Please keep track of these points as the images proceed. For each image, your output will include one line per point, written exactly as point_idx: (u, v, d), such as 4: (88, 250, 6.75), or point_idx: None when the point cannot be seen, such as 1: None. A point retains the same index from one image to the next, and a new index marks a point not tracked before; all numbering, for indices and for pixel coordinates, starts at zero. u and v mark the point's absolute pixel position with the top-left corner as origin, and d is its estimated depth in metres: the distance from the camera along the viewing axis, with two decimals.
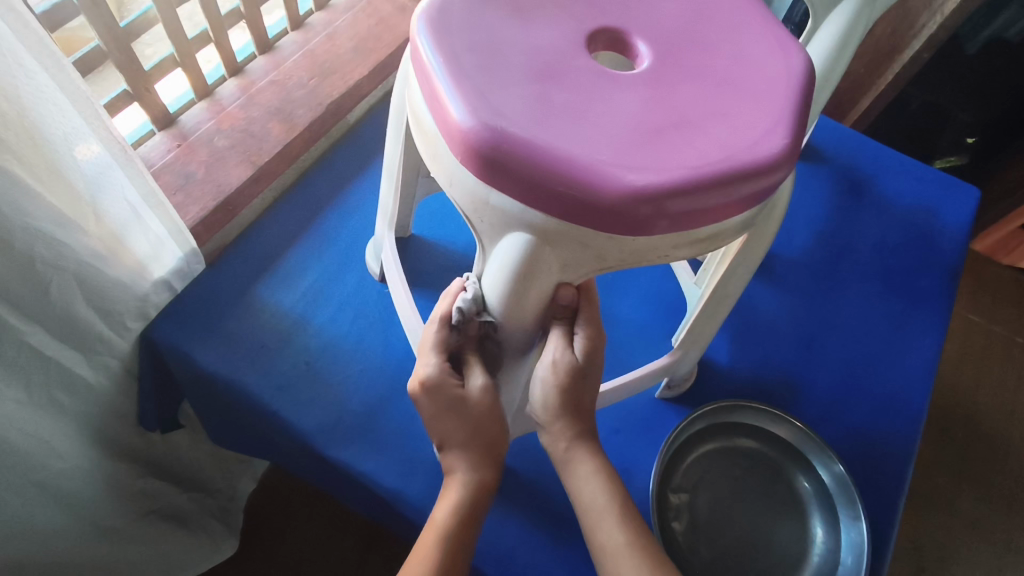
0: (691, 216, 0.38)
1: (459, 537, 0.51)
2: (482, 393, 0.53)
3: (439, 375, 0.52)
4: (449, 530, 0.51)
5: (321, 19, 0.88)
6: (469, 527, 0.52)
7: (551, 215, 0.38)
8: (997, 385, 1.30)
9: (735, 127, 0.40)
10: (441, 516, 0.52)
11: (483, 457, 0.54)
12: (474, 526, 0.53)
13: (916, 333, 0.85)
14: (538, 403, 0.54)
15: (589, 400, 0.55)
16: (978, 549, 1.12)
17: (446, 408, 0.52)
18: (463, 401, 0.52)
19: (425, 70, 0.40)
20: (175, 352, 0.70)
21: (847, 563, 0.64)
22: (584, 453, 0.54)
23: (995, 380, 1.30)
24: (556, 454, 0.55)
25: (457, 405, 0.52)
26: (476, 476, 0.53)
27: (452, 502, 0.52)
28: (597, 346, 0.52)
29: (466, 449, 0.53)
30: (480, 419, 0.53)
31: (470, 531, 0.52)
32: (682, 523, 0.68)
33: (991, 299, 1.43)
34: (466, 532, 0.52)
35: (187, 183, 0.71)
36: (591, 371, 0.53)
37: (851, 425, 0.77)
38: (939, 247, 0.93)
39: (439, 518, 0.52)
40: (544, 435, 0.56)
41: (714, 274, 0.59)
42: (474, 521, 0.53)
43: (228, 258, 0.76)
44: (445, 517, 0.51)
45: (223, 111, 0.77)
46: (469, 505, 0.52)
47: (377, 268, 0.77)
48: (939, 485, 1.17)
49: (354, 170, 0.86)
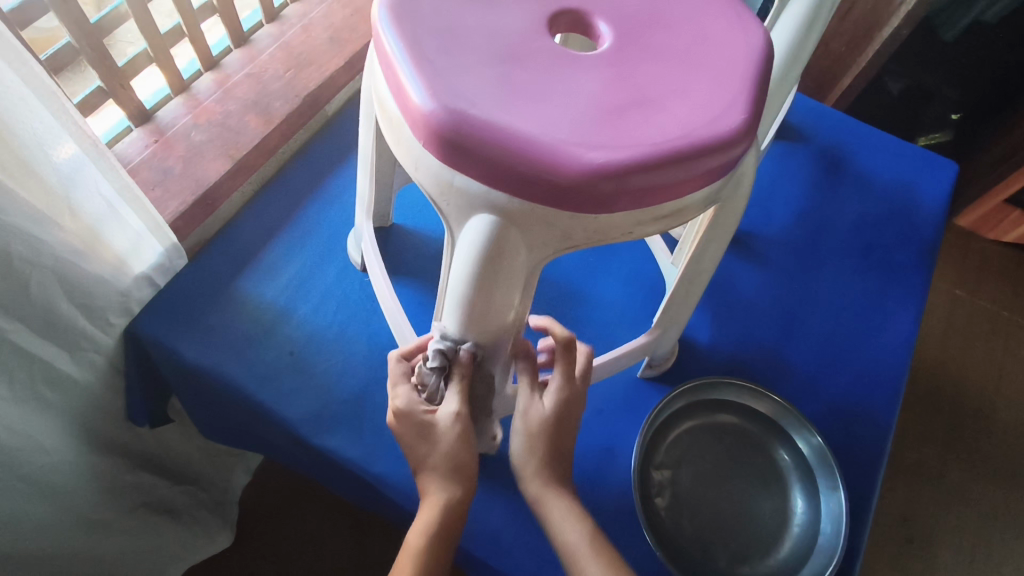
0: (653, 191, 0.39)
1: (432, 560, 0.52)
2: (450, 422, 0.52)
3: (409, 402, 0.53)
4: (424, 554, 0.51)
5: (297, 10, 0.88)
6: (443, 549, 0.52)
7: (514, 196, 0.39)
8: (982, 357, 1.31)
9: (695, 104, 0.40)
10: (414, 539, 0.52)
11: (450, 484, 0.54)
12: (448, 549, 0.53)
13: (895, 306, 0.86)
14: (516, 451, 0.56)
15: (566, 448, 0.57)
16: (964, 519, 1.14)
17: (415, 433, 0.53)
18: (430, 426, 0.53)
19: (387, 56, 0.41)
20: (160, 347, 0.70)
21: (827, 533, 0.65)
22: (557, 492, 0.55)
23: (980, 353, 1.32)
24: (529, 493, 0.55)
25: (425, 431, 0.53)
26: (443, 503, 0.53)
27: (423, 531, 0.52)
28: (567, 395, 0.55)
29: (433, 471, 0.54)
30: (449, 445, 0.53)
31: (444, 551, 0.53)
32: (665, 499, 0.69)
33: (976, 273, 1.44)
34: (439, 554, 0.52)
35: (165, 178, 0.71)
36: (567, 419, 0.56)
37: (831, 400, 0.78)
38: (917, 222, 0.94)
39: (412, 543, 0.52)
40: (525, 489, 0.56)
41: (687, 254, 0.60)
42: (448, 543, 0.53)
43: (209, 252, 0.76)
44: (417, 547, 0.51)
45: (199, 105, 0.77)
46: (439, 530, 0.52)
47: (358, 258, 0.77)
48: (926, 458, 1.19)
49: (333, 162, 0.86)
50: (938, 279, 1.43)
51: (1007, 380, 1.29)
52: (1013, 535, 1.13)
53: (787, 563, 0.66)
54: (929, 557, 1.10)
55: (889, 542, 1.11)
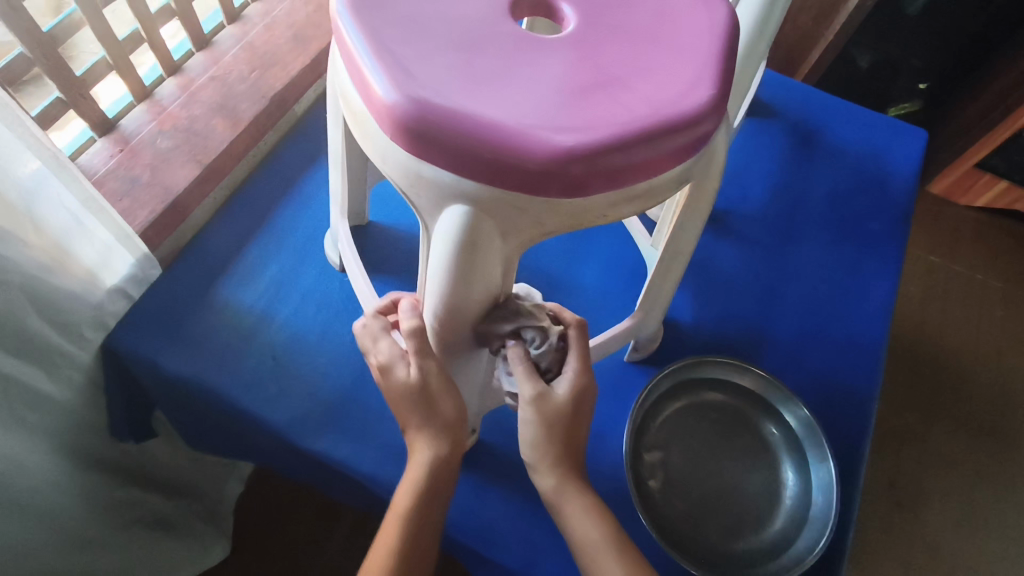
0: (624, 172, 0.39)
1: (423, 522, 0.53)
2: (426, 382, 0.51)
3: (389, 358, 0.52)
4: (410, 518, 0.53)
5: (258, 9, 0.86)
6: (432, 510, 0.54)
7: (484, 183, 0.38)
8: (961, 319, 1.34)
9: (661, 83, 0.40)
10: (402, 499, 0.53)
11: (433, 442, 0.53)
12: (437, 506, 0.55)
13: (871, 275, 0.87)
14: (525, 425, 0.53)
15: (579, 442, 0.56)
16: (950, 479, 1.16)
17: (396, 394, 0.52)
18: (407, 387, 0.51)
19: (348, 50, 0.40)
20: (140, 360, 0.69)
21: (819, 503, 0.66)
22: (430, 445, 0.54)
23: (959, 316, 1.34)
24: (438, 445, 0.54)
25: (403, 392, 0.51)
26: (428, 464, 0.53)
27: (410, 494, 0.53)
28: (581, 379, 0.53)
29: (416, 429, 0.53)
30: (436, 398, 0.52)
31: (434, 512, 0.54)
32: (658, 480, 0.69)
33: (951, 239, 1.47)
34: (429, 515, 0.54)
35: (133, 187, 0.70)
36: (581, 407, 0.54)
37: (813, 370, 0.79)
38: (888, 190, 0.95)
39: (400, 504, 0.53)
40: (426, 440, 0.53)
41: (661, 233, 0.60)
42: (437, 499, 0.54)
43: (183, 261, 0.75)
44: (405, 510, 0.53)
45: (164, 111, 0.76)
46: (427, 492, 0.53)
47: (335, 257, 0.76)
48: (910, 422, 1.21)
49: (305, 163, 0.85)
50: (914, 246, 1.45)
51: (985, 341, 1.31)
52: (998, 490, 1.16)
53: (782, 533, 0.67)
54: (918, 519, 1.12)
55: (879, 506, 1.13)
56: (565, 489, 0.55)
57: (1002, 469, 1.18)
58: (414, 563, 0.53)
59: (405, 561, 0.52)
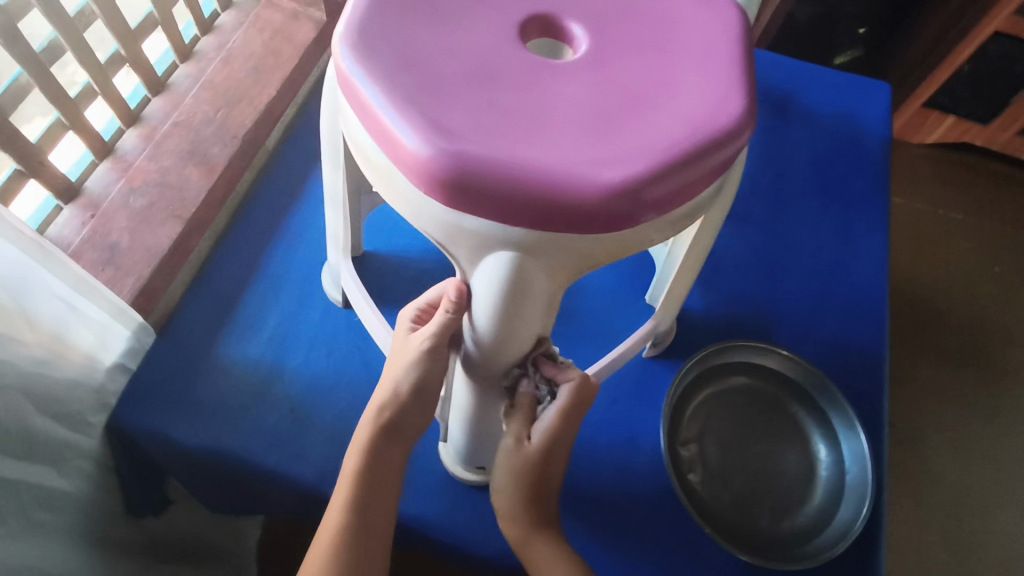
0: (671, 198, 0.37)
1: (373, 485, 0.53)
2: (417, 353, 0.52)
3: (408, 322, 0.54)
4: (356, 479, 0.53)
5: (210, 43, 0.81)
6: (384, 475, 0.53)
7: (530, 229, 0.37)
8: (951, 258, 1.30)
9: (692, 99, 0.39)
10: (354, 454, 0.54)
11: (388, 404, 0.53)
12: (393, 479, 0.54)
13: (865, 236, 0.88)
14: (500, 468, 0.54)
15: (551, 490, 0.55)
16: (967, 419, 1.14)
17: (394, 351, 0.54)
18: (403, 347, 0.53)
19: (362, 103, 0.37)
20: (153, 435, 0.66)
21: (856, 474, 0.67)
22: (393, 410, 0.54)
23: (949, 254, 1.31)
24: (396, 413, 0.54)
25: (398, 349, 0.54)
26: (376, 423, 0.54)
27: (361, 453, 0.53)
28: (557, 438, 0.52)
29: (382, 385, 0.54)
30: (409, 369, 0.52)
31: (385, 478, 0.53)
32: (698, 473, 0.70)
33: (929, 180, 1.42)
34: (379, 480, 0.53)
35: (114, 255, 0.66)
36: (550, 463, 0.53)
37: (825, 340, 0.80)
38: (866, 148, 0.96)
39: (351, 465, 0.53)
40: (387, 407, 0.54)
41: (677, 247, 0.62)
42: (390, 464, 0.54)
43: (179, 324, 0.71)
44: (354, 468, 0.53)
45: (131, 167, 0.71)
46: (376, 452, 0.53)
47: (340, 295, 0.73)
48: (923, 373, 1.16)
49: (287, 198, 0.80)
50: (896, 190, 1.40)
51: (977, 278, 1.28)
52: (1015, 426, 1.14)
53: (824, 508, 0.68)
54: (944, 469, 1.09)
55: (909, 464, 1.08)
56: (529, 534, 0.55)
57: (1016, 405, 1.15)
58: (366, 532, 0.52)
59: (352, 521, 0.51)
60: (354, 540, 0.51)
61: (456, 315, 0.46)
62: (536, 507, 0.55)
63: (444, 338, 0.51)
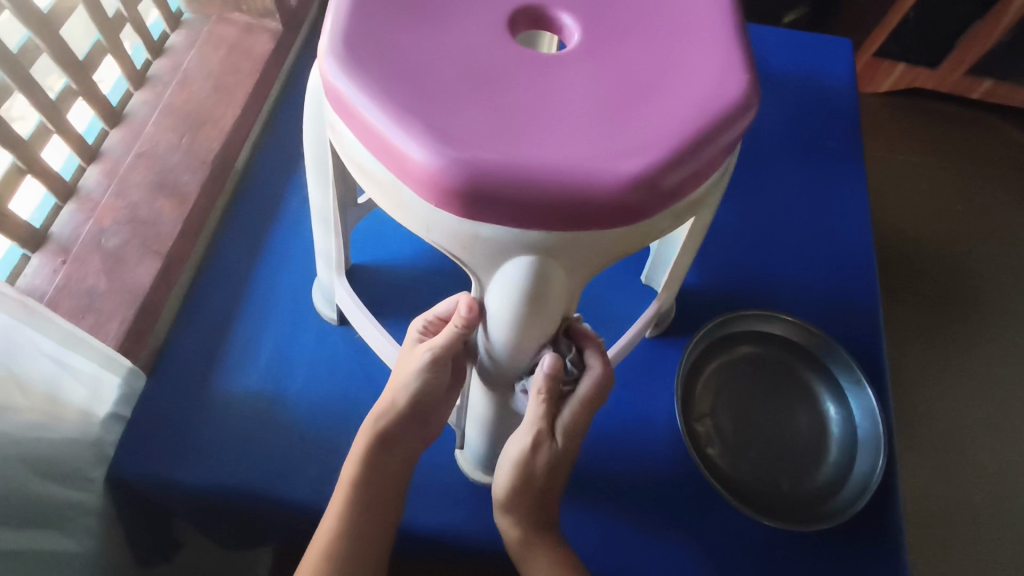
0: (687, 183, 0.37)
1: (370, 493, 0.52)
2: (423, 365, 0.50)
3: (416, 334, 0.52)
4: (355, 486, 0.52)
5: (163, 66, 0.77)
6: (381, 484, 0.53)
7: (550, 231, 0.36)
8: (932, 198, 1.27)
9: (694, 79, 0.38)
10: (350, 464, 0.53)
11: (387, 413, 0.53)
12: (393, 488, 0.53)
13: (846, 190, 0.89)
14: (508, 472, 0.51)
15: (556, 489, 0.53)
16: (980, 359, 1.08)
17: (401, 362, 0.53)
18: (409, 358, 0.52)
19: (359, 118, 0.36)
20: (157, 482, 0.63)
21: (869, 430, 0.68)
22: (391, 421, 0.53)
23: (930, 194, 1.28)
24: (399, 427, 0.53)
25: (405, 359, 0.52)
26: (373, 432, 0.53)
27: (357, 462, 0.52)
28: (580, 426, 0.51)
29: (384, 393, 0.53)
30: (410, 381, 0.51)
31: (384, 486, 0.53)
32: (716, 447, 0.69)
33: (895, 129, 1.39)
34: (378, 489, 0.52)
35: (93, 300, 0.62)
36: (558, 466, 0.52)
37: (822, 298, 0.80)
38: (836, 104, 0.97)
39: (348, 473, 0.53)
40: (387, 420, 0.53)
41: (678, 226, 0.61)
42: (389, 473, 0.53)
43: (170, 362, 0.68)
44: (351, 476, 0.52)
45: (98, 205, 0.67)
46: (374, 461, 0.53)
47: (334, 313, 0.71)
48: (929, 320, 1.11)
49: (264, 218, 0.77)
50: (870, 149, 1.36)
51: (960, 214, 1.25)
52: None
53: (841, 464, 0.68)
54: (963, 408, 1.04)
55: (927, 411, 1.03)
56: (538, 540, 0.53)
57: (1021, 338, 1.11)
58: (366, 542, 0.52)
59: (349, 531, 0.51)
60: (353, 549, 0.51)
61: (468, 329, 0.45)
62: (541, 510, 0.53)
63: (446, 354, 0.49)
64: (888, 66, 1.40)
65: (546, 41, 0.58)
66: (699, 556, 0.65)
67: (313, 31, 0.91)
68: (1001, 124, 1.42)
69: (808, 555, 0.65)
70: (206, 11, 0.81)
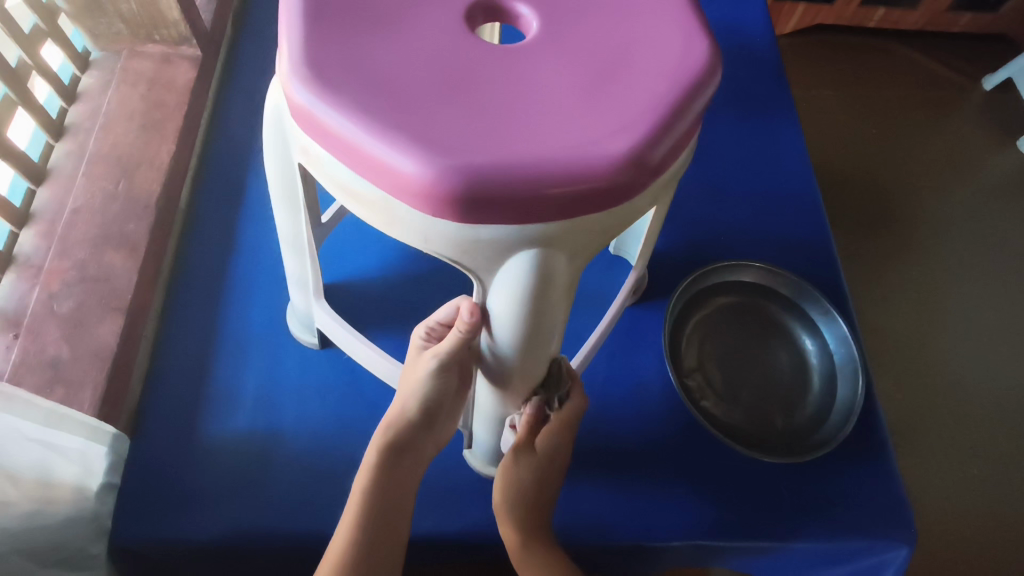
0: (671, 153, 0.37)
1: (383, 503, 0.51)
2: (430, 369, 0.49)
3: (421, 339, 0.52)
4: (366, 498, 0.51)
5: (81, 112, 0.72)
6: (394, 493, 0.51)
7: (551, 221, 0.36)
8: (855, 126, 1.34)
9: (658, 53, 0.39)
10: (362, 476, 0.52)
11: (397, 420, 0.52)
12: (406, 498, 0.52)
13: (781, 133, 0.92)
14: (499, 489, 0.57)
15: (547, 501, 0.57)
16: (921, 269, 1.16)
17: (408, 369, 0.52)
18: (416, 363, 0.52)
19: (340, 138, 0.35)
20: (165, 545, 0.59)
21: (844, 355, 0.72)
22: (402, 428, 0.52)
23: (853, 124, 1.34)
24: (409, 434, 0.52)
25: (412, 365, 0.52)
26: (382, 442, 0.52)
27: (369, 473, 0.51)
28: (558, 451, 0.58)
29: (393, 404, 0.53)
30: (419, 388, 0.51)
31: (399, 500, 0.52)
32: (710, 398, 0.71)
33: (809, 66, 1.45)
34: (390, 499, 0.51)
35: (59, 370, 0.59)
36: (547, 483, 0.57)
37: (780, 239, 0.83)
38: (758, 52, 1.00)
39: (360, 484, 0.52)
40: (397, 428, 0.52)
41: None
42: (401, 481, 0.52)
43: (151, 420, 0.64)
44: (362, 488, 0.51)
45: (42, 270, 0.63)
46: (387, 470, 0.52)
47: (316, 337, 0.67)
48: (872, 243, 1.17)
49: (220, 253, 0.73)
50: (795, 89, 1.41)
51: (881, 137, 1.32)
52: (959, 263, 1.17)
53: (825, 392, 0.71)
54: (916, 316, 1.11)
55: (887, 326, 1.10)
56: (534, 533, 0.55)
57: (950, 244, 1.19)
58: (385, 553, 0.50)
59: (363, 542, 0.50)
60: (368, 561, 0.49)
61: (472, 333, 0.45)
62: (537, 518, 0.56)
63: (452, 359, 0.48)
64: (792, 6, 1.45)
65: (487, 32, 0.60)
66: (717, 505, 0.66)
67: (231, 52, 0.87)
68: (901, 47, 1.51)
69: (817, 483, 0.67)
70: (115, 46, 0.77)
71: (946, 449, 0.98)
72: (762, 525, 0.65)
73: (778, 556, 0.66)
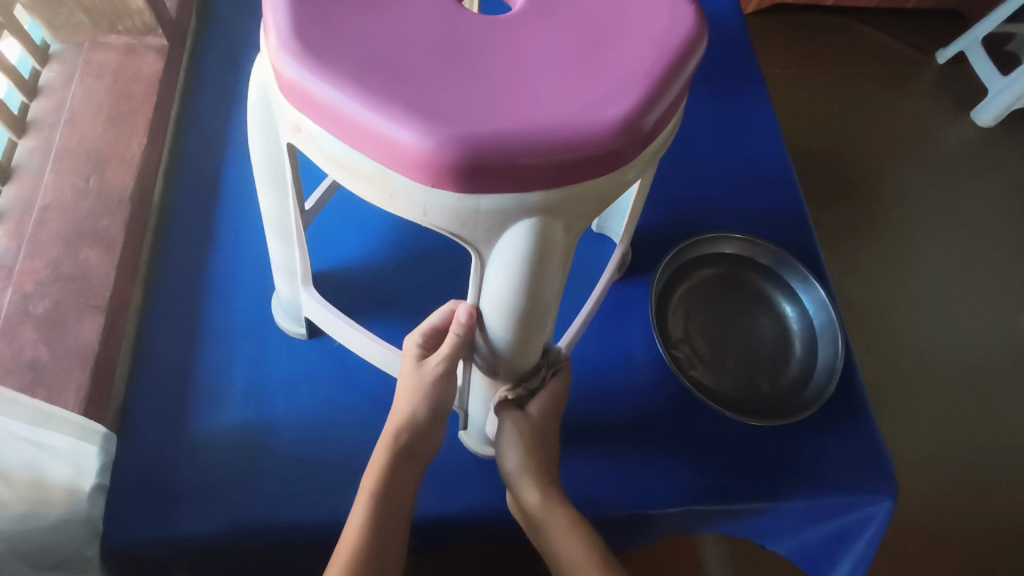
0: (664, 117, 0.38)
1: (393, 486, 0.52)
2: (435, 368, 0.51)
3: (415, 346, 0.53)
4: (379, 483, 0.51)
5: (44, 107, 0.70)
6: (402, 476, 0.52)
7: (550, 190, 0.36)
8: (820, 101, 1.37)
9: (645, 21, 0.39)
10: (376, 463, 0.52)
11: (409, 409, 0.52)
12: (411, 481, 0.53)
13: (754, 109, 0.94)
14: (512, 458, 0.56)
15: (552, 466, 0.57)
16: (888, 238, 1.19)
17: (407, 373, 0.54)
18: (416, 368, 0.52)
19: (335, 112, 0.35)
20: (158, 544, 0.57)
21: (823, 319, 0.73)
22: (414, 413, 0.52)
23: (816, 98, 1.38)
24: (419, 419, 0.53)
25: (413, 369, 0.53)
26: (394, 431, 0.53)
27: (382, 458, 0.52)
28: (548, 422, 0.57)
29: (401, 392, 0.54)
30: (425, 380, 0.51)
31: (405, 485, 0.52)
32: (698, 368, 0.73)
33: (774, 43, 1.48)
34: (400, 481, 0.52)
35: (39, 372, 0.57)
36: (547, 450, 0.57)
37: (758, 211, 0.85)
38: (727, 29, 1.02)
39: (372, 470, 0.52)
40: (407, 417, 0.52)
41: None
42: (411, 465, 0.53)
43: (136, 418, 0.62)
44: (375, 474, 0.52)
45: (13, 270, 0.61)
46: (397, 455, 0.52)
47: (303, 327, 0.66)
48: (840, 213, 1.20)
49: (198, 247, 0.71)
50: (761, 65, 1.43)
51: (844, 111, 1.36)
52: (922, 230, 1.21)
53: (807, 357, 0.73)
54: (881, 282, 1.14)
55: (858, 293, 1.13)
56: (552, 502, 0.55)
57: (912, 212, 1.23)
58: (389, 538, 0.50)
59: (379, 526, 0.50)
60: (384, 542, 0.50)
61: (467, 336, 0.47)
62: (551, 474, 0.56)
63: (455, 356, 0.49)
64: None
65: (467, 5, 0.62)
66: (710, 471, 0.67)
67: (198, 43, 0.85)
68: (858, 24, 1.54)
69: (804, 445, 0.69)
70: (76, 38, 0.74)
71: (916, 409, 1.02)
72: (753, 487, 0.67)
73: (769, 516, 0.68)
